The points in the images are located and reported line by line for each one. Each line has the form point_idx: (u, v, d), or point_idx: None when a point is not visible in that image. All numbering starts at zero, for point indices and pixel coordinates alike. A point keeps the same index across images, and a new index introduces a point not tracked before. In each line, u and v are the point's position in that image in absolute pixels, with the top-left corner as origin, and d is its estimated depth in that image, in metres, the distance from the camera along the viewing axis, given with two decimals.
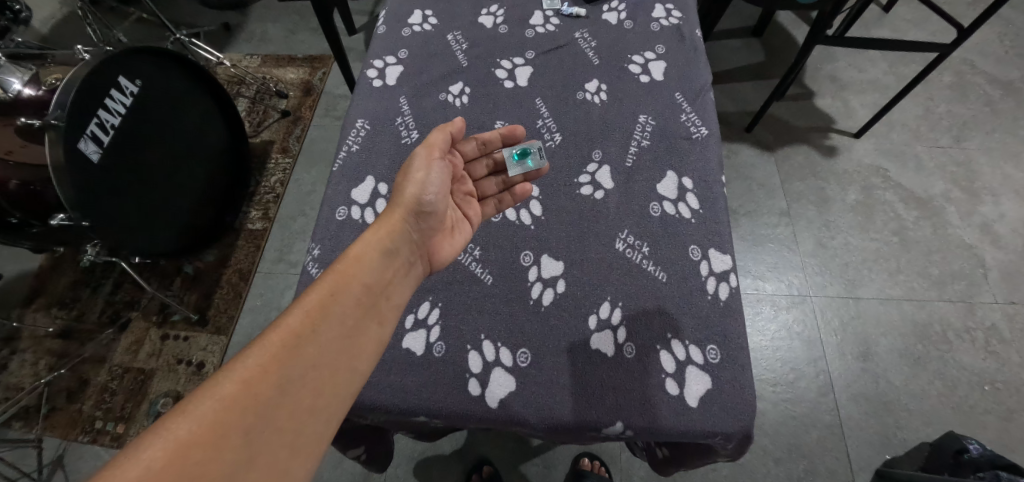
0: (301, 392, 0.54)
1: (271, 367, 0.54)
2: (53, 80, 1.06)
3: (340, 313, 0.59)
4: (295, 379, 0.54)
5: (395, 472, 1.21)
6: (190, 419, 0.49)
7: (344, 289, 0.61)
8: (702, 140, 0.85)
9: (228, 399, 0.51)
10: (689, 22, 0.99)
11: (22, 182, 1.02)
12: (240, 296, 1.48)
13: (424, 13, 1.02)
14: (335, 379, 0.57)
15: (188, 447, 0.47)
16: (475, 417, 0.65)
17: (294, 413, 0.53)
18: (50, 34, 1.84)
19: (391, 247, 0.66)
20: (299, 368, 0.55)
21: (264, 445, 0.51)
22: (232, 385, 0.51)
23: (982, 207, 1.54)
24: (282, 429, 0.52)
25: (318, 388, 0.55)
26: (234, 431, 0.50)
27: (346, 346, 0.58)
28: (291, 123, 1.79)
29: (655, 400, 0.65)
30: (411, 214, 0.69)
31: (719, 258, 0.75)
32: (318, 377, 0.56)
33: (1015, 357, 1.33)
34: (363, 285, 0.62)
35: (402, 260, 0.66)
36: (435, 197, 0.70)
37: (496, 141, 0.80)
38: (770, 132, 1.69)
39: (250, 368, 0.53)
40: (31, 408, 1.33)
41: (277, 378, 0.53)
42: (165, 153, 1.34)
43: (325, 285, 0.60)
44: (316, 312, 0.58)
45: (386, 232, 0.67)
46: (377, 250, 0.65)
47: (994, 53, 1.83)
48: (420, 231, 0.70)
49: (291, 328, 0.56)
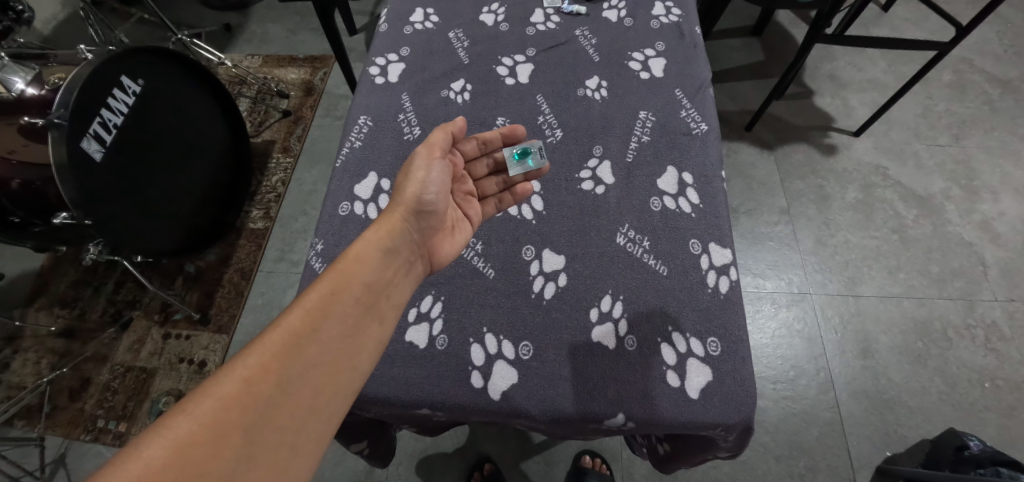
0: (301, 391, 0.54)
1: (271, 366, 0.54)
2: (56, 80, 1.07)
3: (340, 312, 0.59)
4: (294, 378, 0.55)
5: (397, 470, 1.22)
6: (190, 418, 0.49)
7: (345, 287, 0.61)
8: (702, 136, 0.86)
9: (227, 398, 0.51)
10: (688, 20, 1.00)
11: (24, 181, 1.03)
12: (241, 295, 1.49)
13: (425, 11, 1.03)
14: (335, 379, 0.57)
15: (188, 446, 0.48)
16: (478, 409, 0.66)
17: (293, 411, 0.53)
18: (52, 34, 1.85)
19: (392, 247, 0.66)
20: (298, 366, 0.55)
21: (263, 444, 0.51)
22: (232, 384, 0.52)
23: (981, 204, 1.54)
24: (281, 427, 0.52)
25: (318, 388, 0.55)
26: (233, 430, 0.50)
27: (346, 346, 0.58)
28: (292, 122, 1.79)
29: (656, 393, 0.66)
30: (411, 213, 0.70)
31: (719, 252, 0.75)
32: (318, 376, 0.56)
33: (1015, 354, 1.34)
34: (363, 284, 0.62)
35: (403, 259, 0.67)
36: (436, 197, 0.71)
37: (497, 141, 0.80)
38: (769, 131, 1.69)
39: (251, 366, 0.53)
40: (33, 406, 1.34)
41: (276, 377, 0.54)
42: (165, 154, 1.34)
43: (325, 284, 0.60)
44: (317, 310, 0.58)
45: (386, 231, 0.67)
46: (378, 249, 0.65)
47: (993, 51, 1.84)
48: (420, 232, 0.70)
49: (291, 326, 0.57)
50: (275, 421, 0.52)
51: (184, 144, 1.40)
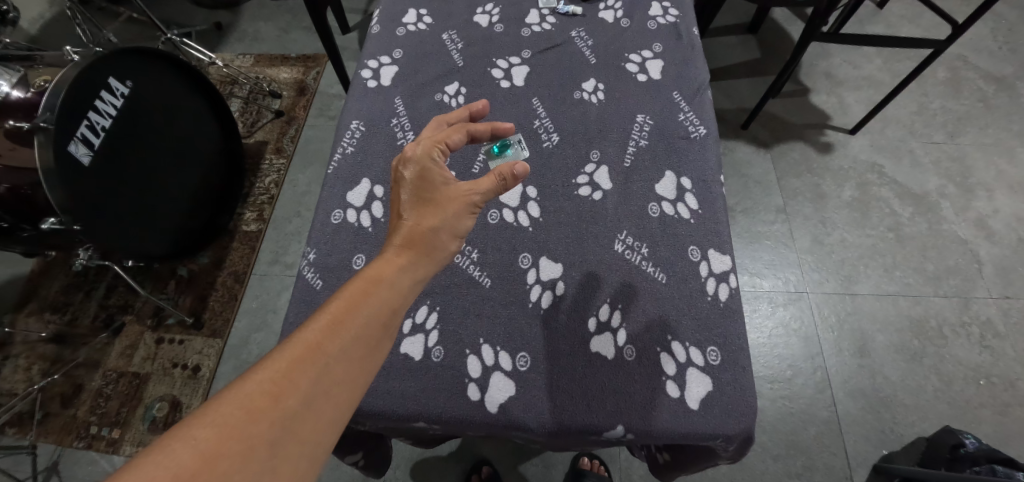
0: (325, 406, 0.46)
1: (293, 378, 0.46)
2: (42, 81, 1.04)
3: (369, 318, 0.51)
4: (321, 389, 0.47)
5: (395, 474, 1.21)
6: (213, 424, 0.42)
7: (370, 298, 0.53)
8: (700, 139, 0.85)
9: (249, 408, 0.43)
10: (686, 20, 0.99)
11: (10, 186, 1.00)
12: (235, 299, 1.47)
13: (418, 12, 1.01)
14: (357, 393, 0.49)
15: (205, 463, 0.40)
16: (475, 422, 0.65)
17: (315, 425, 0.46)
18: (39, 34, 1.82)
19: (418, 254, 0.58)
20: (321, 381, 0.47)
21: (287, 462, 0.43)
22: (257, 390, 0.44)
23: (976, 202, 1.55)
24: (304, 443, 0.45)
25: (343, 402, 0.48)
26: (254, 444, 0.42)
27: (368, 360, 0.50)
28: (285, 123, 1.77)
29: (655, 404, 0.65)
30: (439, 220, 0.62)
31: (719, 258, 0.74)
32: (344, 391, 0.48)
33: (1011, 351, 1.34)
34: (392, 292, 0.54)
35: (431, 265, 0.59)
36: (467, 208, 0.64)
37: (465, 119, 0.76)
38: (766, 129, 1.69)
39: (270, 377, 0.45)
40: (25, 414, 1.32)
41: (299, 390, 0.45)
42: (154, 151, 1.31)
43: (354, 288, 0.53)
44: (341, 319, 0.50)
45: (417, 241, 0.59)
46: (403, 258, 0.57)
47: (987, 48, 1.84)
48: (449, 234, 0.62)
49: (314, 334, 0.48)
50: (299, 436, 0.44)
51: (172, 143, 1.37)
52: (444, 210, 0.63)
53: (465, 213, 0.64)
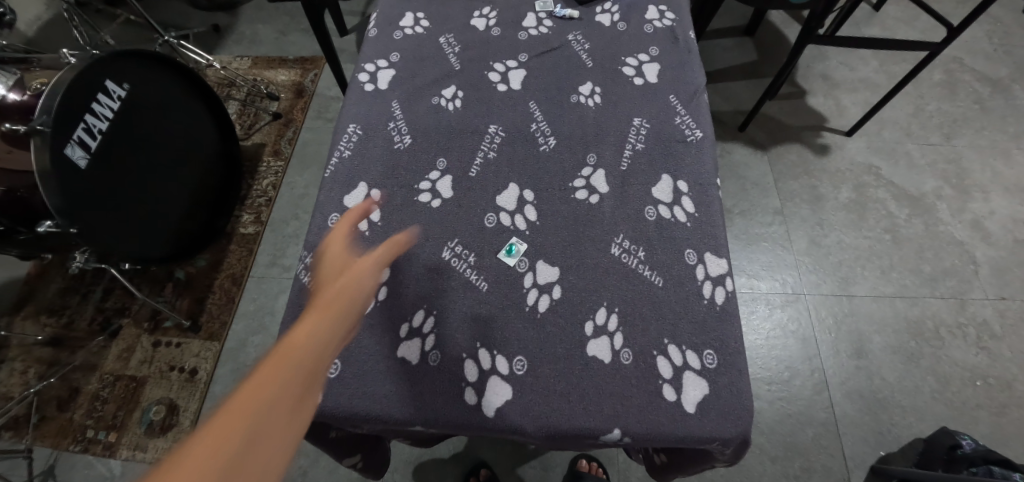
0: (264, 455, 0.44)
1: (229, 432, 0.42)
2: (38, 84, 1.04)
3: (292, 374, 0.50)
4: (256, 437, 0.44)
5: (393, 476, 1.22)
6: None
7: (292, 356, 0.51)
8: (697, 143, 0.85)
9: (187, 469, 0.39)
10: (683, 24, 0.99)
11: (7, 188, 1.01)
12: (232, 301, 1.47)
13: (416, 15, 1.01)
14: (292, 441, 0.47)
15: None
16: (472, 426, 0.65)
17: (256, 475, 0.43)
18: (36, 37, 1.82)
19: (332, 313, 0.57)
20: (256, 433, 0.44)
21: None
22: (191, 454, 0.40)
23: (972, 203, 1.55)
24: None
25: (282, 454, 0.46)
26: None
27: (296, 411, 0.49)
28: (282, 125, 1.77)
29: (651, 407, 0.65)
30: (347, 288, 0.61)
31: (716, 262, 0.75)
32: (267, 458, 0.44)
33: (1007, 352, 1.34)
34: (314, 349, 0.53)
35: (345, 323, 0.58)
36: (365, 279, 0.64)
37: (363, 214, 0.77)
38: (763, 131, 1.69)
39: (204, 436, 0.42)
40: (21, 417, 1.31)
41: (237, 441, 0.43)
42: (150, 153, 1.31)
43: (276, 350, 0.51)
44: (266, 376, 0.48)
45: (326, 309, 0.58)
46: (318, 319, 0.56)
47: (982, 50, 1.85)
48: (357, 299, 0.61)
49: (242, 392, 0.46)
50: None
51: (168, 144, 1.36)
52: (348, 281, 0.62)
53: (366, 281, 0.64)
